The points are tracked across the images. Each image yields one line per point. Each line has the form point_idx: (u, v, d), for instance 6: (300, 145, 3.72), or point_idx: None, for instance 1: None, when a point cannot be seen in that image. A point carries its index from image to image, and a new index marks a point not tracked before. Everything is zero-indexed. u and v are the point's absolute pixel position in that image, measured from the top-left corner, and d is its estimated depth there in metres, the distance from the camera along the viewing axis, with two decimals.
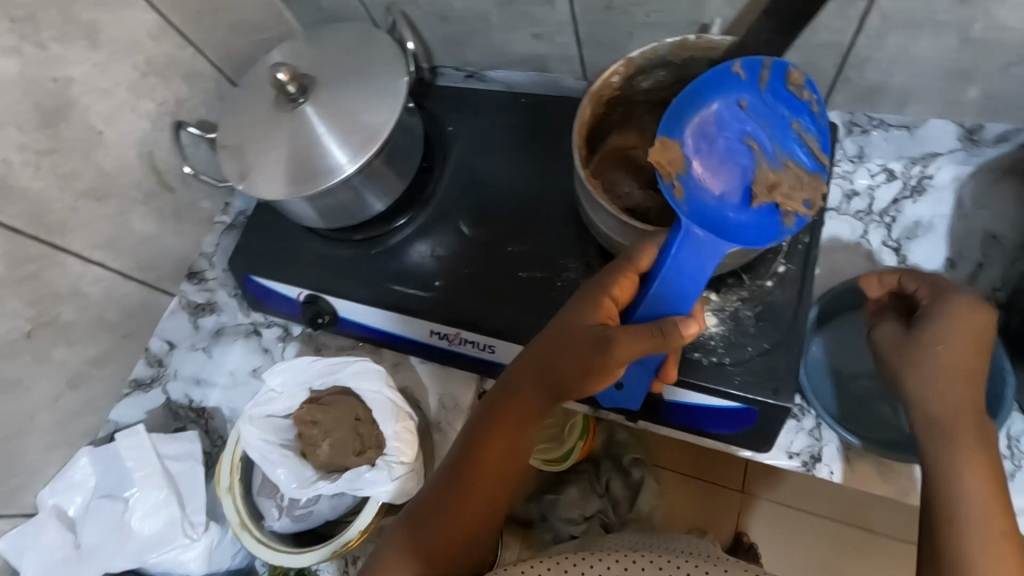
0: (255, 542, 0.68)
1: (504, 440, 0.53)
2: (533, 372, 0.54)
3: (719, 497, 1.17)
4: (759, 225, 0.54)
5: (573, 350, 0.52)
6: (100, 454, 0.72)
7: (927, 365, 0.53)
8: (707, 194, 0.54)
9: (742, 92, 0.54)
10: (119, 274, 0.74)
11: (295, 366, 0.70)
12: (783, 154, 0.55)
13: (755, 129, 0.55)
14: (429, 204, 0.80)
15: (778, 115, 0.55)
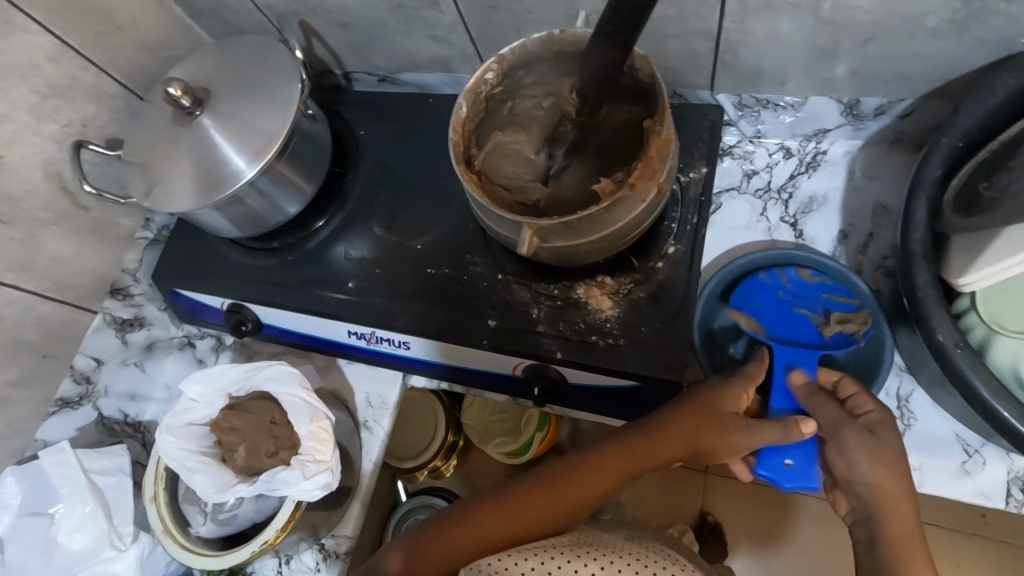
0: (179, 547, 0.69)
1: (588, 482, 0.60)
2: (654, 434, 0.60)
3: (684, 480, 1.19)
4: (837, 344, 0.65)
5: (710, 429, 0.57)
6: (24, 473, 0.72)
7: (863, 458, 0.54)
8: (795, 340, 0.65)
9: (775, 285, 0.69)
10: (34, 295, 0.75)
11: (210, 374, 0.72)
12: (821, 298, 0.68)
13: (799, 301, 0.68)
14: (344, 207, 0.82)
15: (807, 288, 0.68)
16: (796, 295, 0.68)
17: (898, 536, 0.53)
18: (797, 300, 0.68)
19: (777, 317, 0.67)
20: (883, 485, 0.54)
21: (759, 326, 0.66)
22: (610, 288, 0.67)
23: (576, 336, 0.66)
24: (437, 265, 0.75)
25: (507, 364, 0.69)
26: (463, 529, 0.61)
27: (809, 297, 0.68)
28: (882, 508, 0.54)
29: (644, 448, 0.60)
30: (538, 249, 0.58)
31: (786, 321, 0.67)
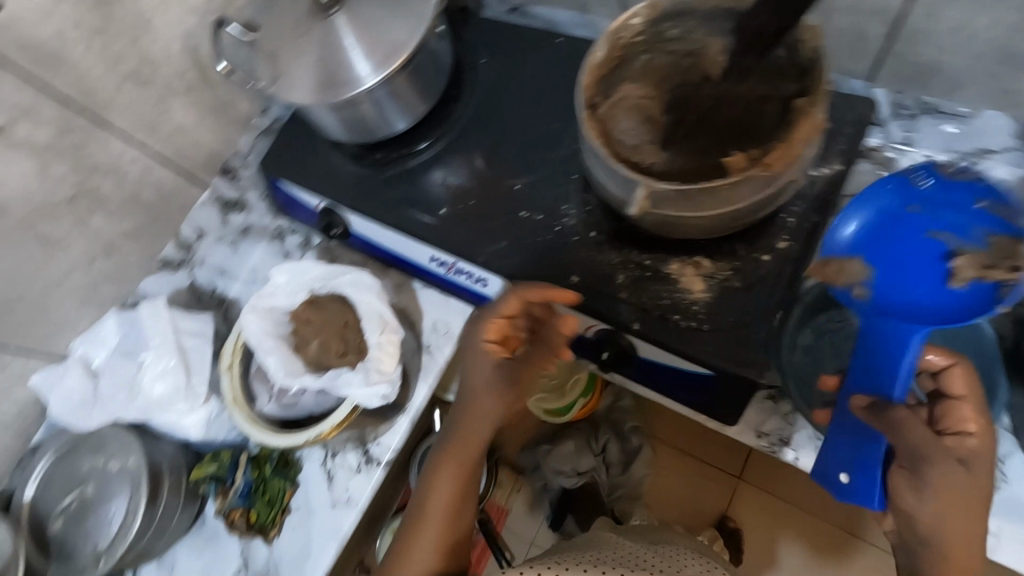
0: (244, 419, 0.75)
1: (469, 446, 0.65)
2: (480, 403, 0.64)
3: (717, 482, 1.25)
4: (967, 303, 0.57)
5: (499, 380, 0.63)
6: (124, 317, 0.80)
7: (942, 488, 0.51)
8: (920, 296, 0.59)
9: (907, 200, 0.60)
10: (156, 158, 0.79)
11: (298, 267, 0.75)
12: (966, 233, 0.58)
13: (942, 228, 0.59)
14: (450, 132, 0.81)
15: (943, 213, 0.59)
16: (937, 220, 0.59)
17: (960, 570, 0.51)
18: (926, 227, 0.59)
19: (900, 262, 0.59)
20: (958, 534, 0.51)
21: (856, 273, 0.60)
22: (705, 270, 0.64)
23: (657, 311, 0.64)
24: (531, 208, 0.73)
25: (580, 324, 0.69)
26: (438, 523, 0.64)
27: (945, 217, 0.59)
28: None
29: (479, 410, 0.64)
30: (645, 214, 0.56)
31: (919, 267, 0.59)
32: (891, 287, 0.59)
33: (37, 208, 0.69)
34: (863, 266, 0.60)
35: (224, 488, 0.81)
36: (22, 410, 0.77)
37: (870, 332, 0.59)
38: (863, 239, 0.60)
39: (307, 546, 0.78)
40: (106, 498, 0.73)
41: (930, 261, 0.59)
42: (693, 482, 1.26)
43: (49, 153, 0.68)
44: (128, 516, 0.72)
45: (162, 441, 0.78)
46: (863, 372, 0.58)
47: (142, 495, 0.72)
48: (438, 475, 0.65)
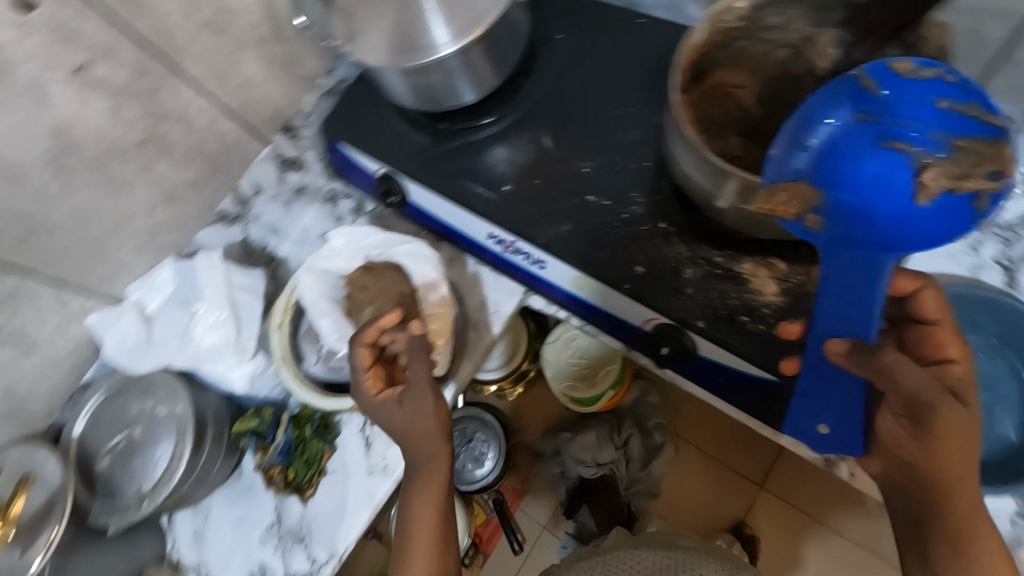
0: (291, 377, 0.74)
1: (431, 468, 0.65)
2: (423, 433, 0.65)
3: (737, 488, 1.23)
4: (938, 216, 0.47)
5: (428, 409, 0.65)
6: (180, 266, 0.82)
7: (925, 400, 0.48)
8: (863, 217, 0.49)
9: (861, 108, 0.49)
10: (223, 110, 0.79)
11: (356, 233, 0.76)
12: (922, 137, 0.47)
13: (897, 129, 0.48)
14: (518, 107, 0.79)
15: (915, 115, 0.48)
16: (906, 124, 0.48)
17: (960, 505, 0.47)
18: (890, 134, 0.48)
19: (857, 184, 0.49)
20: (946, 455, 0.47)
21: (807, 197, 0.51)
22: (778, 273, 0.62)
23: (725, 310, 0.62)
24: (598, 193, 0.71)
25: (640, 315, 0.67)
26: (428, 548, 0.63)
27: (916, 118, 0.48)
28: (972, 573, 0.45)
29: (424, 439, 0.65)
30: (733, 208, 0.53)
31: (888, 178, 0.48)
32: (843, 205, 0.50)
33: (107, 149, 0.69)
34: (812, 189, 0.51)
35: (264, 444, 0.81)
36: (77, 348, 0.78)
37: (832, 264, 0.52)
38: (818, 162, 0.50)
39: (342, 509, 0.78)
40: (152, 441, 0.75)
41: (889, 179, 0.48)
42: (715, 486, 1.24)
43: (123, 96, 0.68)
44: (173, 461, 0.73)
45: (207, 391, 0.79)
46: (831, 312, 0.52)
47: (187, 442, 0.73)
48: (415, 509, 0.64)
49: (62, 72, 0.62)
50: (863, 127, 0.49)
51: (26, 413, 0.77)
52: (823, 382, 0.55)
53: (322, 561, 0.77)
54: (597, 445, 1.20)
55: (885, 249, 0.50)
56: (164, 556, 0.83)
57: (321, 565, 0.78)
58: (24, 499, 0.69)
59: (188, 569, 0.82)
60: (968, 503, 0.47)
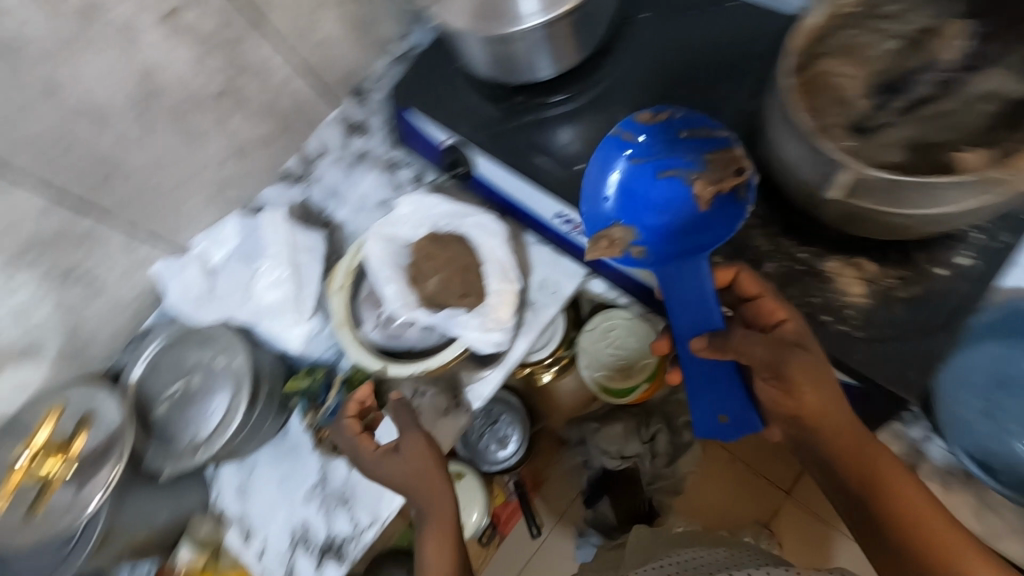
0: (350, 340, 0.74)
1: (437, 501, 0.68)
2: (422, 474, 0.69)
3: (763, 493, 1.22)
4: (720, 218, 0.64)
5: (421, 453, 0.70)
6: (245, 223, 0.82)
7: (757, 352, 0.55)
8: (668, 227, 0.66)
9: (633, 151, 0.67)
10: (299, 68, 0.78)
11: (426, 201, 0.74)
12: (685, 162, 0.66)
13: (665, 164, 0.67)
14: (597, 86, 0.77)
15: (674, 155, 0.67)
16: (657, 163, 0.67)
17: (835, 435, 0.54)
18: (655, 170, 0.67)
19: (638, 207, 0.67)
20: (809, 400, 0.53)
21: (630, 236, 0.66)
22: (867, 275, 0.59)
23: (804, 308, 0.60)
24: (676, 178, 0.69)
25: (710, 307, 0.66)
26: None
27: (666, 155, 0.67)
28: (889, 512, 0.52)
29: (423, 477, 0.69)
30: (839, 202, 0.51)
31: (664, 195, 0.67)
32: (665, 231, 0.66)
33: (188, 97, 0.69)
34: (629, 230, 0.67)
35: (315, 406, 0.81)
36: (140, 294, 0.79)
37: (683, 276, 0.64)
38: (619, 208, 0.67)
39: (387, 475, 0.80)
40: (208, 393, 0.75)
41: (679, 196, 0.66)
42: (740, 489, 1.23)
43: (208, 46, 0.67)
44: (228, 414, 0.74)
45: (263, 347, 0.80)
46: (683, 315, 0.64)
47: (242, 396, 0.74)
48: (428, 529, 0.68)
49: (154, 15, 0.62)
50: (644, 169, 0.67)
51: (87, 354, 0.78)
52: (706, 369, 0.64)
53: (365, 524, 0.79)
54: (626, 439, 1.21)
55: (690, 254, 0.64)
56: (208, 505, 0.85)
57: (364, 528, 0.79)
58: (84, 438, 0.71)
59: (231, 520, 0.84)
60: (855, 445, 0.54)
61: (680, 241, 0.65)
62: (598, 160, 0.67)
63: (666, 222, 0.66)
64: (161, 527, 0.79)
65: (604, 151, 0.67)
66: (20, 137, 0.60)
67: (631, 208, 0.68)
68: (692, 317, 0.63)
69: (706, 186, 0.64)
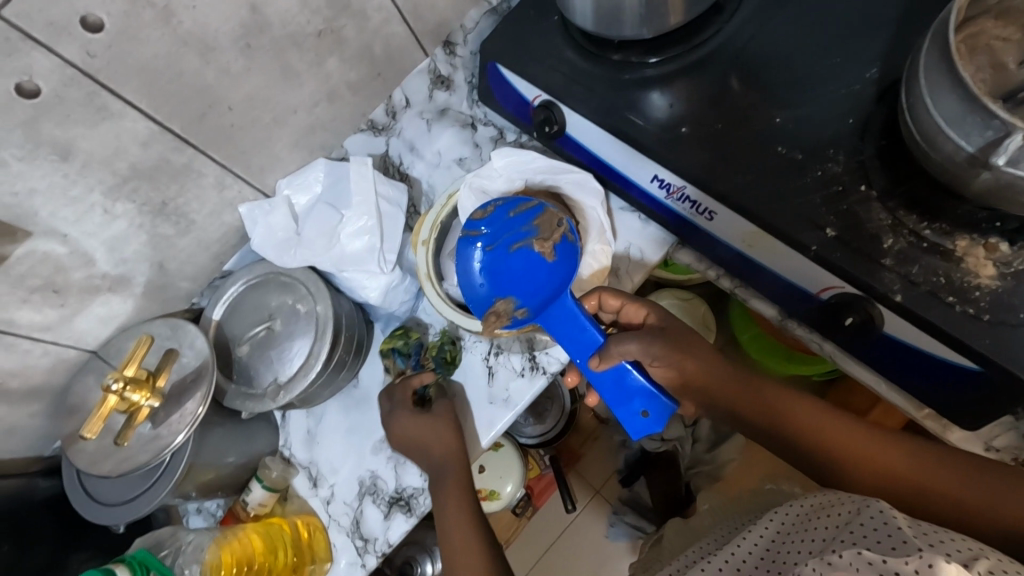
0: (434, 294, 0.74)
1: (455, 470, 0.72)
2: (440, 444, 0.73)
3: None
4: (562, 264, 0.66)
5: (437, 425, 0.74)
6: (332, 169, 0.80)
7: (633, 347, 0.62)
8: (540, 296, 0.67)
9: (479, 241, 0.68)
10: (397, 12, 0.76)
11: (522, 155, 0.72)
12: (522, 233, 0.67)
13: (509, 238, 0.67)
14: (705, 45, 0.73)
15: (511, 227, 0.68)
16: (503, 236, 0.67)
17: (749, 401, 0.63)
18: (508, 244, 0.68)
19: (509, 280, 0.67)
20: (699, 367, 0.64)
21: (508, 307, 0.67)
22: (1001, 255, 0.56)
23: (929, 288, 0.57)
24: (790, 145, 0.66)
25: (816, 282, 0.64)
26: (465, 546, 0.67)
27: (504, 223, 0.68)
28: (862, 466, 0.57)
29: (440, 446, 0.73)
30: (983, 171, 0.49)
31: (519, 272, 0.67)
32: (531, 295, 0.67)
33: (291, 34, 0.68)
34: (507, 301, 0.67)
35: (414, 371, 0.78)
36: (224, 235, 0.79)
37: (564, 323, 0.67)
38: (488, 281, 0.68)
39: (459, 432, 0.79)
40: (290, 335, 0.76)
41: (534, 261, 0.67)
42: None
43: None
44: (309, 358, 0.74)
45: (341, 296, 0.79)
46: (573, 342, 0.67)
47: (325, 341, 0.74)
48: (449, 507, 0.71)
49: None
50: (504, 251, 0.68)
51: (170, 291, 0.79)
52: (614, 381, 0.66)
53: None
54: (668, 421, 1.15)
55: (557, 297, 0.66)
56: (277, 450, 0.86)
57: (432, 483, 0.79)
58: (167, 374, 0.72)
59: (298, 466, 0.84)
60: (796, 422, 0.61)
61: (547, 293, 0.67)
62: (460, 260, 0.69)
63: (537, 287, 0.67)
64: (232, 466, 0.80)
65: (458, 245, 0.69)
66: (134, 63, 0.59)
67: (495, 280, 0.68)
68: (583, 349, 0.66)
69: (544, 242, 0.66)
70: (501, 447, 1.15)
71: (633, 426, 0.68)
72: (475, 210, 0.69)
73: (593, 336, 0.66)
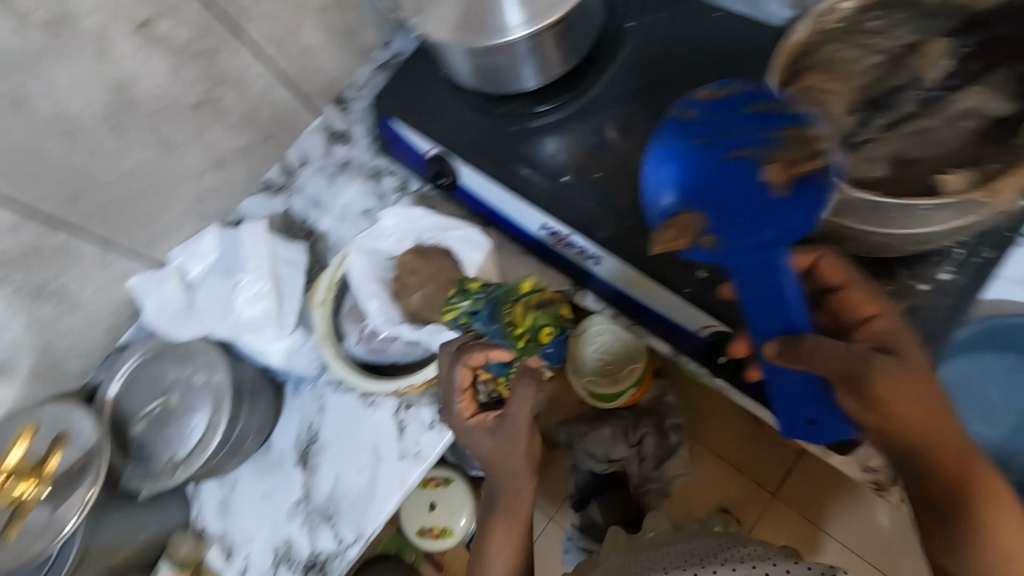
0: (331, 356, 0.73)
1: (520, 495, 0.65)
2: (513, 459, 0.64)
3: (750, 490, 1.14)
4: (804, 205, 0.51)
5: (526, 438, 0.64)
6: (225, 235, 0.80)
7: (858, 366, 0.50)
8: (745, 231, 0.53)
9: (683, 141, 0.56)
10: (278, 77, 0.77)
11: (409, 214, 0.73)
12: (754, 137, 0.53)
13: (738, 138, 0.54)
14: (584, 95, 0.76)
15: (732, 122, 0.55)
16: (733, 141, 0.54)
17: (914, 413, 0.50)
18: (725, 147, 0.54)
19: (716, 195, 0.53)
20: (882, 384, 0.50)
21: (695, 226, 0.53)
22: None
23: None
24: None
25: (695, 321, 0.66)
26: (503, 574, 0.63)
27: (731, 124, 0.55)
28: (965, 495, 0.52)
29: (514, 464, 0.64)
30: (814, 223, 0.54)
31: (731, 190, 0.53)
32: (755, 215, 0.52)
33: (164, 109, 0.68)
34: (701, 218, 0.54)
35: (466, 359, 0.64)
36: (116, 309, 0.77)
37: (761, 277, 0.54)
38: (686, 196, 0.54)
39: (372, 490, 0.78)
40: (187, 409, 0.74)
41: (748, 180, 0.53)
42: (728, 489, 1.15)
43: (183, 54, 0.66)
44: (208, 431, 0.72)
45: (244, 361, 0.78)
46: (764, 317, 0.54)
47: (223, 412, 0.72)
48: (494, 525, 0.65)
49: (127, 26, 0.60)
50: (720, 158, 0.54)
51: (62, 370, 0.76)
52: (781, 375, 0.57)
53: (349, 541, 0.77)
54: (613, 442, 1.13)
55: (768, 246, 0.53)
56: (189, 523, 0.83)
57: (348, 545, 0.77)
58: (60, 455, 0.68)
59: (212, 537, 0.82)
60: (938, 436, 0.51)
61: (756, 220, 0.52)
62: (658, 147, 0.57)
63: (756, 235, 0.52)
64: (139, 547, 0.77)
65: (655, 148, 0.56)
66: None
67: (686, 191, 0.55)
68: (768, 325, 0.55)
69: (788, 166, 0.52)
70: (451, 482, 1.11)
71: (790, 427, 0.59)
72: (678, 107, 0.56)
73: (794, 317, 0.54)
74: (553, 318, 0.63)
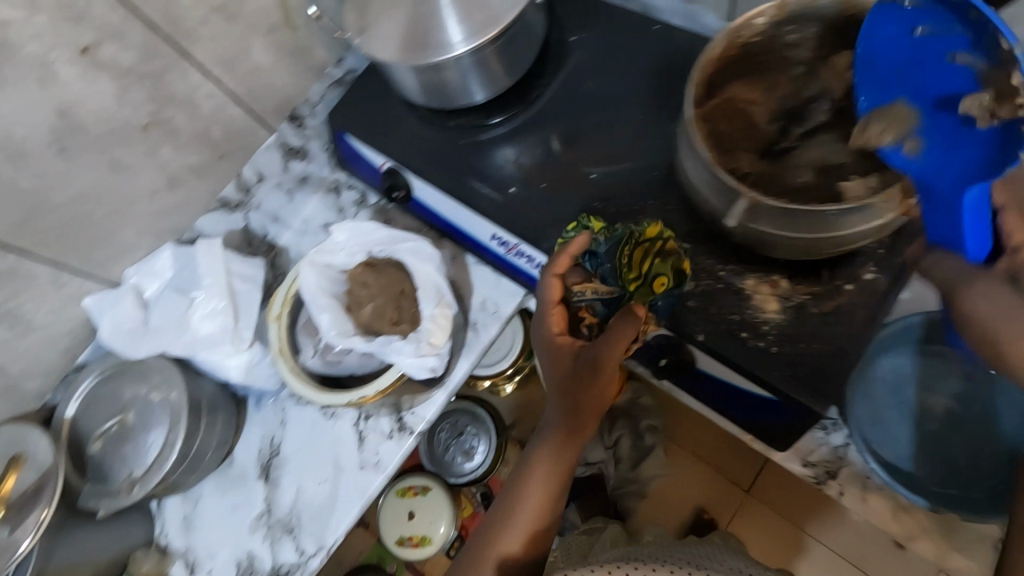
0: (287, 369, 0.74)
1: (578, 433, 0.64)
2: (582, 400, 0.61)
3: (725, 490, 1.15)
4: (1002, 134, 0.45)
5: (607, 380, 0.59)
6: (181, 253, 0.81)
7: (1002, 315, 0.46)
8: (946, 145, 0.49)
9: (901, 32, 0.50)
10: (230, 97, 0.78)
11: (361, 228, 0.74)
12: (964, 45, 0.47)
13: (951, 40, 0.48)
14: (530, 107, 0.78)
15: (952, 33, 0.48)
16: (943, 37, 0.48)
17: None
18: (942, 57, 0.49)
19: (904, 78, 0.51)
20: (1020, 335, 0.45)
21: (903, 123, 0.51)
22: (781, 291, 0.62)
23: (725, 326, 0.62)
24: (605, 201, 0.71)
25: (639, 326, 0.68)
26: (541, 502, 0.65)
27: (947, 28, 0.48)
28: None
29: (593, 408, 0.62)
30: (742, 228, 0.57)
31: (939, 73, 0.49)
32: (948, 134, 0.49)
33: (113, 130, 0.69)
34: (912, 117, 0.51)
35: (554, 265, 0.62)
36: (72, 329, 0.78)
37: (933, 189, 0.49)
38: (929, 111, 0.50)
39: (333, 501, 0.79)
40: (145, 427, 0.75)
41: (949, 109, 0.49)
42: (704, 488, 1.16)
43: (129, 77, 0.67)
44: (166, 448, 0.73)
45: (202, 377, 0.79)
46: (943, 226, 0.50)
47: (179, 430, 0.73)
48: (546, 448, 0.66)
49: (70, 51, 0.61)
50: (926, 39, 0.49)
51: (19, 392, 0.77)
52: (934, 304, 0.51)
53: (310, 552, 0.78)
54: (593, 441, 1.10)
55: (962, 183, 0.48)
56: (153, 540, 0.83)
57: (309, 556, 0.78)
58: (15, 477, 0.69)
59: (176, 553, 0.82)
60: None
61: (951, 148, 0.49)
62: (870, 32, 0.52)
63: (973, 143, 0.48)
64: (102, 564, 0.77)
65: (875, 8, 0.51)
66: None
67: (888, 90, 0.52)
68: (943, 233, 0.50)
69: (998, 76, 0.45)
70: (430, 490, 1.11)
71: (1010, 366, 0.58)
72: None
73: (969, 245, 0.49)
74: (671, 267, 0.60)
